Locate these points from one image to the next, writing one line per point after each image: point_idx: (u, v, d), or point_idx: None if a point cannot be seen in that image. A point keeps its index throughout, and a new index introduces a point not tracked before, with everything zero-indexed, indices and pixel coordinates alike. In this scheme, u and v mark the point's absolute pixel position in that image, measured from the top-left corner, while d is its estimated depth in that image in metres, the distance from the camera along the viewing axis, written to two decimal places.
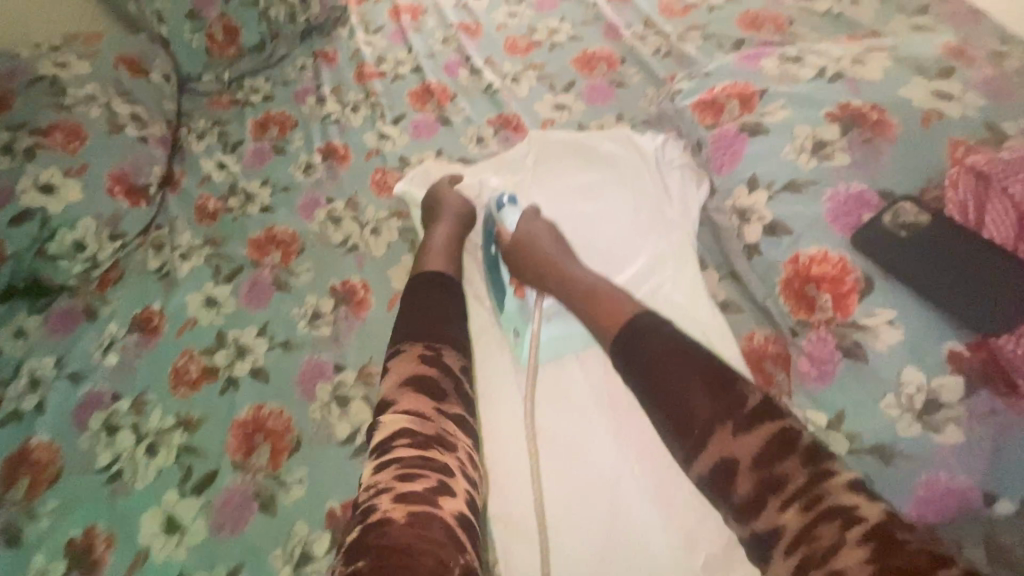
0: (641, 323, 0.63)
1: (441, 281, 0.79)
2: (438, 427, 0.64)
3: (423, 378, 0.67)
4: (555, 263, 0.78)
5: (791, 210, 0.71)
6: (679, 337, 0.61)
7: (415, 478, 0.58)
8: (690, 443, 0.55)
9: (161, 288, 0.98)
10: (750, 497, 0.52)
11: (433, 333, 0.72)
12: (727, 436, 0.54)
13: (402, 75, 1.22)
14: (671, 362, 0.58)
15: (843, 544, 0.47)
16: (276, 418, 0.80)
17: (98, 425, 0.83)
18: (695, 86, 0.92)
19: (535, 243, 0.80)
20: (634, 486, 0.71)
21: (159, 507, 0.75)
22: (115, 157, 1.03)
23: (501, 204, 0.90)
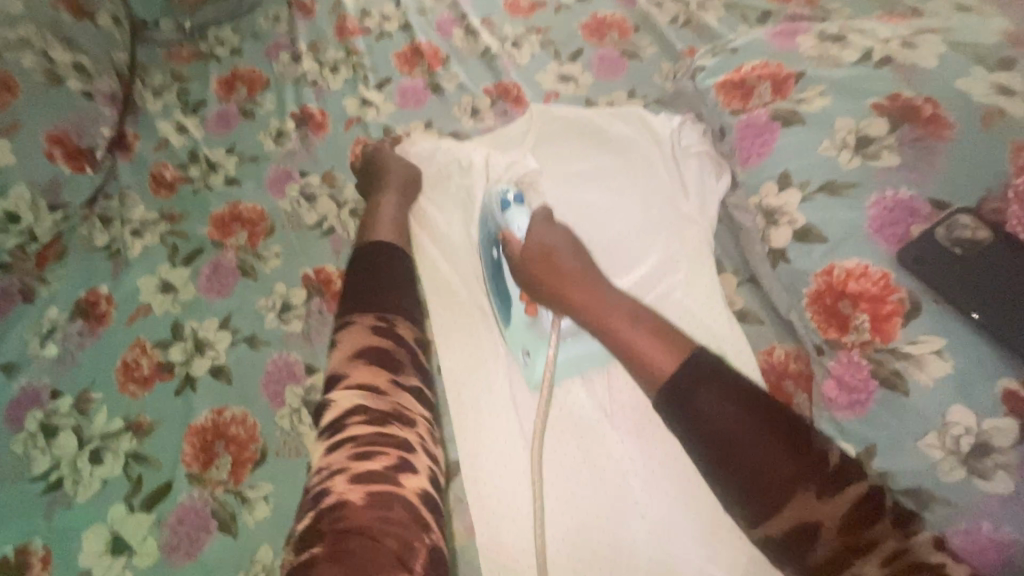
0: (701, 369, 0.56)
1: (392, 250, 0.75)
2: (395, 403, 0.60)
3: (377, 350, 0.63)
4: (580, 282, 0.68)
5: (825, 216, 0.64)
6: (744, 383, 0.55)
7: (375, 456, 0.55)
8: (763, 506, 0.50)
9: (110, 268, 0.86)
10: (828, 558, 0.49)
11: (385, 304, 0.67)
12: (815, 500, 0.49)
13: (388, 33, 1.08)
14: (743, 415, 0.53)
15: None
16: (239, 425, 0.72)
17: (35, 425, 0.74)
18: (720, 64, 0.81)
19: (556, 258, 0.70)
20: (637, 513, 0.65)
21: (104, 524, 0.67)
22: (53, 114, 0.89)
23: (505, 203, 0.79)
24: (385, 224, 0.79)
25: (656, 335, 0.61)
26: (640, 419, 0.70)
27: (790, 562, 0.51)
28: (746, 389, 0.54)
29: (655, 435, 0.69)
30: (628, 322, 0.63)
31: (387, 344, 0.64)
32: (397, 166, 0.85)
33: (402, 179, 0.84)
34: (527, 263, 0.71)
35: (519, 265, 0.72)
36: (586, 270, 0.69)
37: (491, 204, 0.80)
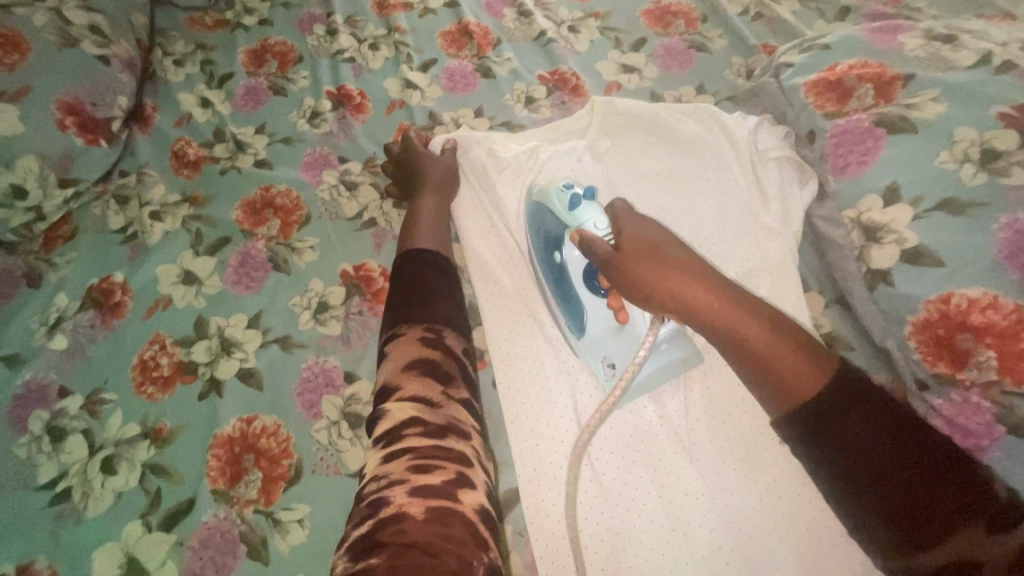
0: (841, 393, 0.47)
1: (433, 258, 0.67)
2: (451, 414, 0.53)
3: (426, 361, 0.55)
4: (698, 277, 0.53)
5: (943, 237, 0.58)
6: (896, 407, 0.47)
7: (433, 469, 0.48)
8: (915, 542, 0.43)
9: (127, 254, 0.79)
10: None
11: (430, 312, 0.60)
12: (980, 536, 0.42)
13: (433, 9, 1.00)
14: (895, 443, 0.45)
15: None
16: (271, 437, 0.64)
17: (40, 426, 0.66)
18: (811, 61, 0.74)
19: (664, 247, 0.55)
20: (719, 565, 0.57)
21: (119, 544, 0.60)
22: (66, 79, 0.81)
23: (573, 201, 0.64)
24: (426, 230, 0.72)
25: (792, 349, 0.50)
26: (721, 456, 0.61)
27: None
28: (893, 415, 0.46)
29: (737, 475, 0.60)
30: (750, 323, 0.50)
31: (436, 355, 0.57)
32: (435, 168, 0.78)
33: (438, 183, 0.77)
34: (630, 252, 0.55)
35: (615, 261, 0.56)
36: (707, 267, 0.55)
37: (551, 203, 0.67)
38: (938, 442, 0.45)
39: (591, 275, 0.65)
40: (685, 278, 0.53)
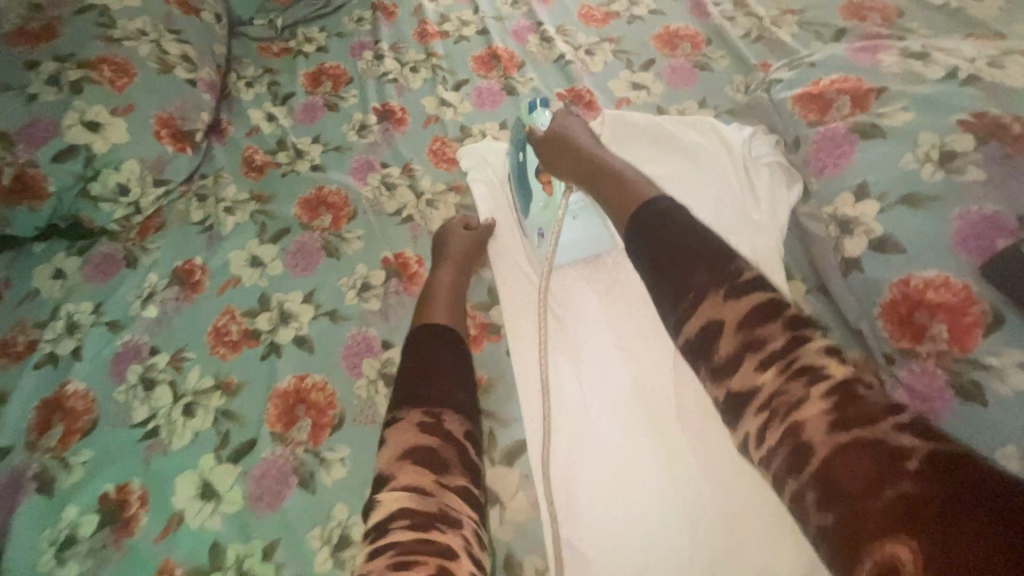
0: (653, 206, 0.64)
1: (448, 337, 0.71)
2: (441, 504, 0.56)
3: (422, 449, 0.59)
4: (578, 151, 0.79)
5: (905, 227, 0.66)
6: (689, 217, 0.62)
7: (412, 566, 0.51)
8: (680, 310, 0.58)
9: (204, 242, 0.94)
10: (730, 357, 0.55)
11: (434, 395, 0.64)
12: (716, 300, 0.56)
13: (467, 37, 1.14)
14: (682, 236, 0.60)
15: (807, 398, 0.50)
16: (319, 391, 0.77)
17: (135, 377, 0.81)
18: (798, 77, 0.83)
19: (566, 135, 0.82)
20: (702, 511, 0.65)
21: (195, 472, 0.73)
22: (162, 98, 0.99)
23: (533, 106, 0.89)
24: (442, 304, 0.76)
25: (629, 187, 0.70)
26: (706, 419, 0.70)
27: (697, 362, 0.57)
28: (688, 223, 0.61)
29: (718, 435, 0.69)
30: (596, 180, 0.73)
31: (434, 441, 0.61)
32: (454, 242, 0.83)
33: (462, 254, 0.83)
34: (546, 136, 0.83)
35: (539, 142, 0.84)
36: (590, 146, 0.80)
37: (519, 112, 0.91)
38: (712, 239, 0.59)
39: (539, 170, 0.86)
40: (567, 159, 0.80)
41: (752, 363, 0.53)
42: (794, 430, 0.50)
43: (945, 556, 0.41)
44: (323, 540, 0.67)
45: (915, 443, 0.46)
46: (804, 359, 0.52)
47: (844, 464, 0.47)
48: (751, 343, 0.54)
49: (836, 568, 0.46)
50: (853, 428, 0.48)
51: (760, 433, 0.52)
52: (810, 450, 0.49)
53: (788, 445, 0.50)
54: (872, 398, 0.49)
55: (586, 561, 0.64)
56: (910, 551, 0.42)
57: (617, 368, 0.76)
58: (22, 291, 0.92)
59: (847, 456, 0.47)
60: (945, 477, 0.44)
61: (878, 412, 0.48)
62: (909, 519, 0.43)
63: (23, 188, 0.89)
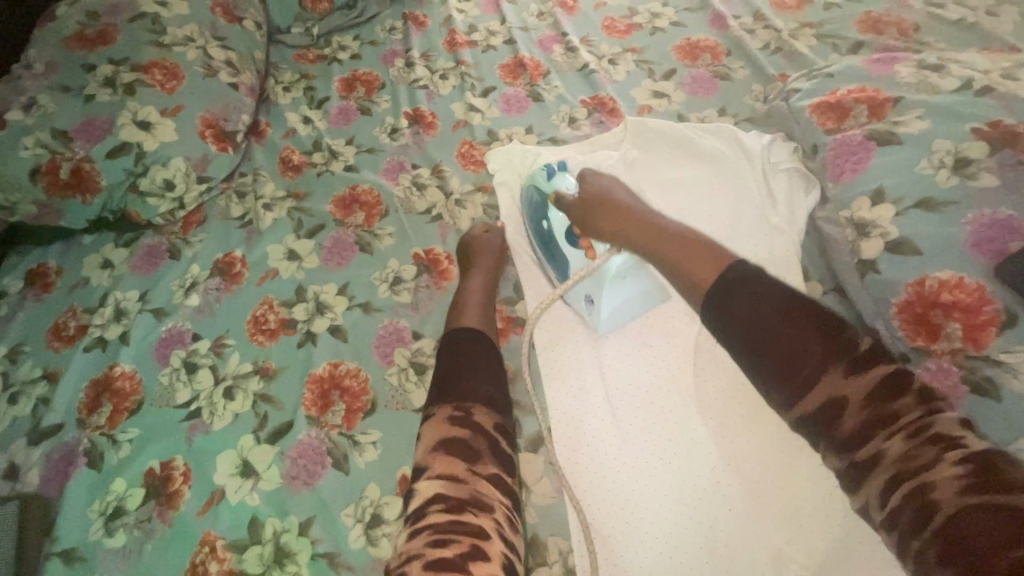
0: (737, 276, 0.64)
1: (478, 337, 0.75)
2: (473, 490, 0.60)
3: (454, 440, 0.63)
4: (634, 212, 0.79)
5: (921, 230, 0.69)
6: (777, 287, 0.62)
7: (448, 544, 0.55)
8: (796, 389, 0.58)
9: (244, 236, 0.99)
10: (854, 433, 0.56)
11: (465, 392, 0.68)
12: (840, 378, 0.57)
13: (494, 46, 1.19)
14: (778, 313, 0.60)
15: (941, 462, 0.52)
16: (353, 377, 0.80)
17: (179, 361, 0.86)
18: (814, 87, 0.87)
19: (613, 197, 0.82)
20: (720, 497, 0.69)
21: (235, 451, 0.76)
22: (207, 100, 1.05)
23: (550, 172, 0.90)
24: (471, 310, 0.80)
25: (704, 250, 0.69)
26: (723, 409, 0.75)
27: (820, 436, 0.58)
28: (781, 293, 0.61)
29: (733, 425, 0.73)
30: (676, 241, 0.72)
31: (466, 432, 0.65)
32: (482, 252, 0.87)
33: (488, 260, 0.86)
34: (586, 201, 0.84)
35: (577, 208, 0.85)
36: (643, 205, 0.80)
37: (534, 180, 0.91)
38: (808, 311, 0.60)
39: (570, 233, 0.84)
40: (630, 219, 0.79)
41: (879, 434, 0.55)
42: (920, 492, 0.52)
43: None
44: (356, 518, 0.71)
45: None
46: (938, 427, 0.53)
47: (973, 524, 0.48)
48: (880, 420, 0.55)
49: None
50: (988, 493, 0.49)
51: (881, 493, 0.54)
52: (934, 508, 0.50)
53: (911, 505, 0.52)
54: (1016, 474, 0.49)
55: (611, 544, 0.67)
56: None
57: (638, 363, 0.79)
58: (73, 279, 0.98)
59: (974, 518, 0.48)
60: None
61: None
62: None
63: (79, 182, 0.95)
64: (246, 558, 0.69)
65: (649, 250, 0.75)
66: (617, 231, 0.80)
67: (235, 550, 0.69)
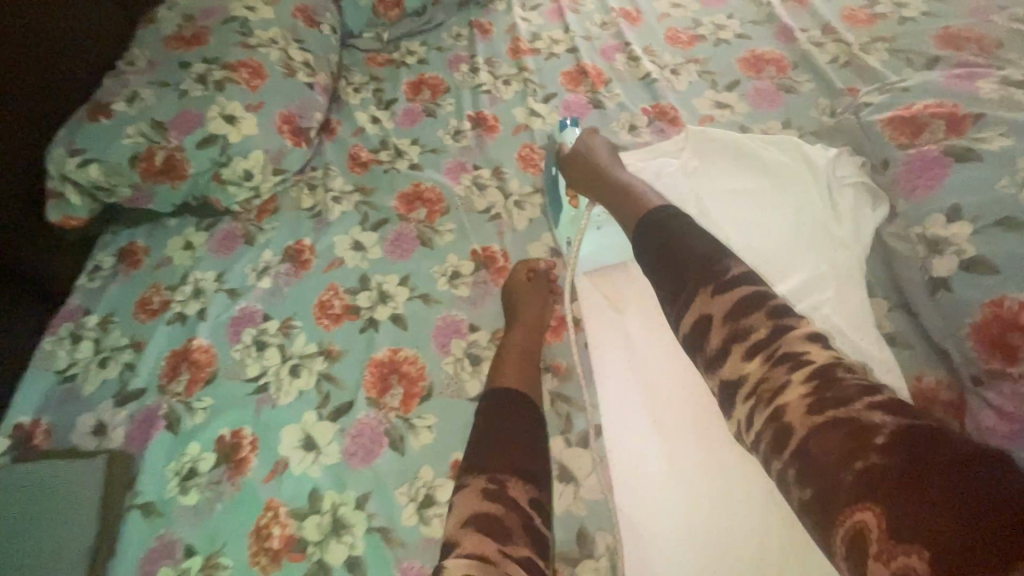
0: (655, 218, 0.74)
1: (519, 400, 0.70)
2: (503, 574, 0.53)
3: (486, 516, 0.58)
4: (600, 170, 0.89)
5: (999, 249, 0.67)
6: (684, 225, 0.71)
7: None
8: (676, 307, 0.66)
9: (313, 226, 1.05)
10: (718, 348, 0.62)
11: (498, 462, 0.63)
12: (707, 297, 0.64)
13: (557, 54, 1.22)
14: (673, 243, 0.70)
15: (789, 384, 0.56)
16: (411, 363, 0.84)
17: (250, 338, 0.92)
18: (888, 101, 0.86)
19: (591, 154, 0.92)
20: (771, 515, 0.68)
21: (299, 425, 0.81)
22: (286, 98, 1.12)
23: (563, 126, 1.02)
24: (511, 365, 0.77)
25: (639, 202, 0.80)
26: None
27: (694, 352, 0.64)
28: (682, 230, 0.71)
29: None
30: (619, 196, 0.83)
31: (499, 509, 0.59)
32: (527, 303, 0.84)
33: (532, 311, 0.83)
34: (570, 158, 0.95)
35: (565, 162, 0.96)
36: (609, 164, 0.90)
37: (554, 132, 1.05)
38: (701, 242, 0.68)
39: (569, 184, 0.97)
40: (594, 174, 0.89)
41: (738, 354, 0.60)
42: (777, 416, 0.56)
43: (908, 516, 0.46)
44: (410, 497, 0.74)
45: (884, 420, 0.51)
46: (784, 349, 0.58)
47: (818, 442, 0.52)
48: (736, 334, 0.61)
49: (819, 535, 0.51)
50: (829, 409, 0.53)
51: (749, 418, 0.58)
52: (789, 431, 0.54)
53: (770, 429, 0.56)
54: (846, 382, 0.54)
55: (656, 549, 0.68)
56: (875, 514, 0.47)
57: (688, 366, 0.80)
58: (159, 258, 1.06)
59: (824, 435, 0.52)
60: (908, 447, 0.49)
61: (850, 394, 0.53)
62: (877, 486, 0.48)
63: (169, 169, 1.03)
64: (306, 526, 0.73)
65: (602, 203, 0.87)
66: (584, 186, 0.91)
67: (296, 517, 0.73)
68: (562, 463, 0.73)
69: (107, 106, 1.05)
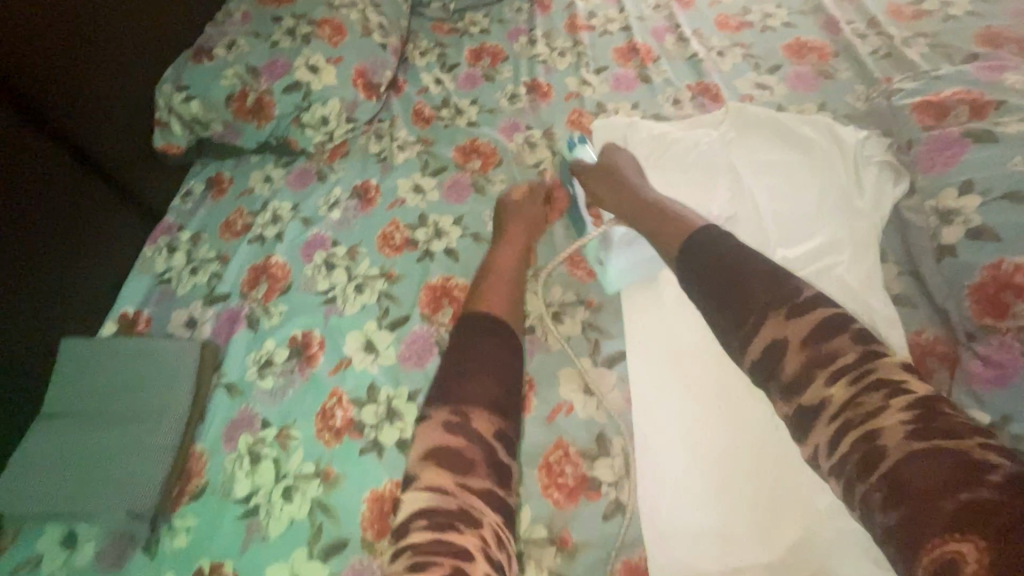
0: (698, 239, 0.77)
1: (491, 332, 0.76)
2: (461, 504, 0.63)
3: (446, 450, 0.65)
4: (625, 186, 0.94)
5: (1002, 219, 0.75)
6: (736, 247, 0.74)
7: (431, 567, 0.57)
8: (744, 333, 0.68)
9: (379, 169, 1.17)
10: (795, 374, 0.65)
11: (462, 394, 0.69)
12: (782, 320, 0.66)
13: (611, 32, 1.31)
14: (727, 266, 0.72)
15: (885, 408, 0.59)
16: (461, 289, 0.96)
17: (321, 259, 1.04)
18: (919, 87, 0.93)
19: (617, 169, 0.98)
20: (765, 499, 0.72)
21: (361, 332, 0.93)
22: (362, 56, 1.24)
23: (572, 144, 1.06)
24: (500, 288, 0.84)
25: (673, 220, 0.83)
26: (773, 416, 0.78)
27: (769, 380, 0.67)
28: (733, 251, 0.73)
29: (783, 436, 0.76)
30: (654, 215, 0.86)
31: (460, 441, 0.66)
32: (507, 244, 0.93)
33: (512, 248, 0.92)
34: (592, 170, 0.99)
35: (587, 173, 1.00)
36: (633, 179, 0.96)
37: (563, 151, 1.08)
38: (756, 264, 0.71)
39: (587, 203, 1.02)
40: (617, 190, 0.95)
41: (821, 378, 0.63)
42: (870, 438, 0.59)
43: (1007, 554, 0.49)
44: None
45: (995, 460, 0.54)
46: (877, 373, 0.61)
47: (911, 468, 0.56)
48: (811, 340, 0.64)
49: (900, 559, 0.54)
50: (933, 439, 0.57)
51: (831, 439, 0.62)
52: (882, 453, 0.58)
53: (859, 451, 0.59)
54: (954, 417, 0.58)
55: (657, 520, 0.72)
56: (973, 544, 0.50)
57: (695, 358, 0.84)
58: (242, 187, 1.20)
59: (923, 461, 0.56)
60: (1013, 487, 0.52)
61: (960, 430, 0.57)
62: (975, 518, 0.51)
63: (258, 110, 1.16)
64: (364, 412, 0.85)
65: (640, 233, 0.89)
66: (612, 206, 0.95)
67: (356, 404, 0.86)
68: (589, 379, 0.84)
69: (209, 51, 1.19)
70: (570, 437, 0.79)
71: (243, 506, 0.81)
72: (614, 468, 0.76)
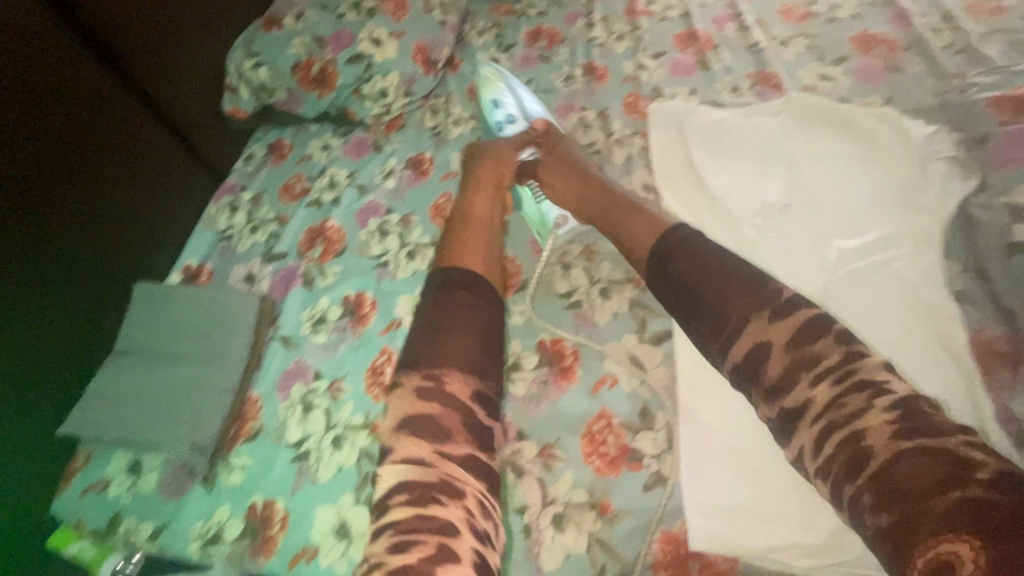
0: (669, 240, 0.75)
1: (465, 292, 0.73)
2: (441, 476, 0.61)
3: (418, 422, 0.64)
4: (588, 184, 0.92)
5: None
6: (711, 248, 0.71)
7: (413, 547, 0.57)
8: (724, 337, 0.66)
9: (434, 142, 1.19)
10: (780, 375, 0.62)
11: (435, 359, 0.67)
12: (764, 322, 0.63)
13: (670, 18, 1.30)
14: (701, 268, 0.70)
15: (867, 409, 0.57)
16: (510, 262, 0.98)
17: (375, 226, 1.07)
18: (997, 83, 0.92)
19: (578, 163, 0.96)
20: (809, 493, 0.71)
21: (412, 296, 0.96)
22: (423, 33, 1.27)
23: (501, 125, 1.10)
24: (474, 246, 0.79)
25: (640, 220, 0.81)
26: None
27: (752, 383, 0.64)
28: (707, 251, 0.71)
29: None
30: (626, 212, 0.84)
31: (433, 408, 0.64)
32: (477, 202, 0.88)
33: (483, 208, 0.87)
34: (551, 164, 0.98)
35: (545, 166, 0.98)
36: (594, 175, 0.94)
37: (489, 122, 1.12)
38: (731, 266, 0.69)
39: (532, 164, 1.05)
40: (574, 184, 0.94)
41: (805, 380, 0.61)
42: (851, 438, 0.57)
43: (1008, 555, 0.46)
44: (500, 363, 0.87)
45: (982, 458, 0.52)
46: (861, 373, 0.59)
47: (903, 469, 0.53)
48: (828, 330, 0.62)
49: (892, 563, 0.52)
50: (918, 436, 0.54)
51: (816, 439, 0.60)
52: (868, 455, 0.56)
53: (844, 451, 0.57)
54: (938, 417, 0.56)
55: (697, 511, 0.71)
56: (969, 547, 0.48)
57: None
58: (301, 154, 1.24)
59: (912, 460, 0.53)
60: (1007, 486, 0.50)
61: (945, 429, 0.55)
62: (972, 520, 0.49)
63: (321, 80, 1.20)
64: None
65: (605, 226, 0.86)
66: (573, 201, 0.93)
67: None
68: (635, 354, 0.85)
69: (280, 21, 1.23)
70: (613, 409, 0.80)
71: (294, 451, 0.85)
72: (656, 442, 0.77)
